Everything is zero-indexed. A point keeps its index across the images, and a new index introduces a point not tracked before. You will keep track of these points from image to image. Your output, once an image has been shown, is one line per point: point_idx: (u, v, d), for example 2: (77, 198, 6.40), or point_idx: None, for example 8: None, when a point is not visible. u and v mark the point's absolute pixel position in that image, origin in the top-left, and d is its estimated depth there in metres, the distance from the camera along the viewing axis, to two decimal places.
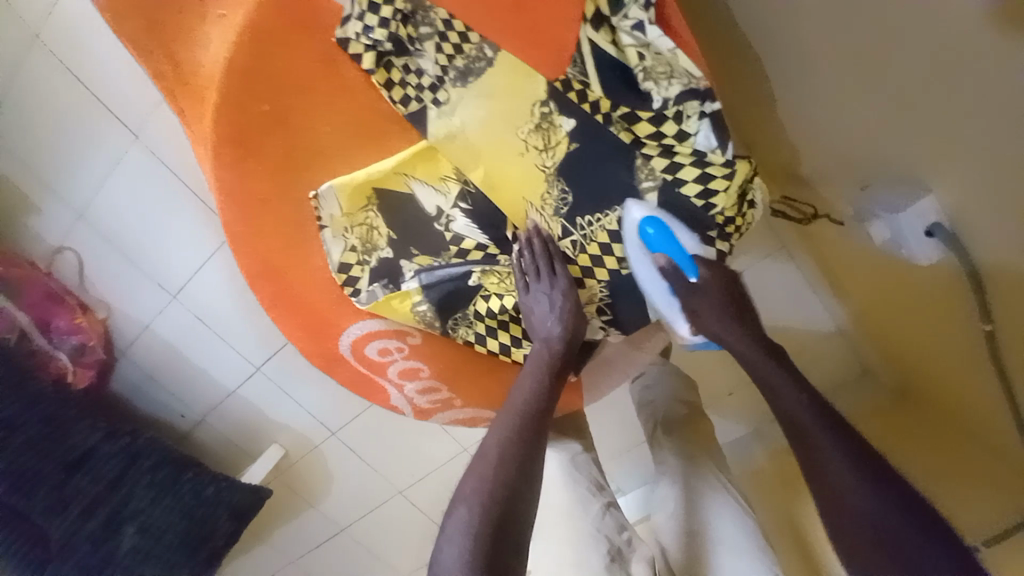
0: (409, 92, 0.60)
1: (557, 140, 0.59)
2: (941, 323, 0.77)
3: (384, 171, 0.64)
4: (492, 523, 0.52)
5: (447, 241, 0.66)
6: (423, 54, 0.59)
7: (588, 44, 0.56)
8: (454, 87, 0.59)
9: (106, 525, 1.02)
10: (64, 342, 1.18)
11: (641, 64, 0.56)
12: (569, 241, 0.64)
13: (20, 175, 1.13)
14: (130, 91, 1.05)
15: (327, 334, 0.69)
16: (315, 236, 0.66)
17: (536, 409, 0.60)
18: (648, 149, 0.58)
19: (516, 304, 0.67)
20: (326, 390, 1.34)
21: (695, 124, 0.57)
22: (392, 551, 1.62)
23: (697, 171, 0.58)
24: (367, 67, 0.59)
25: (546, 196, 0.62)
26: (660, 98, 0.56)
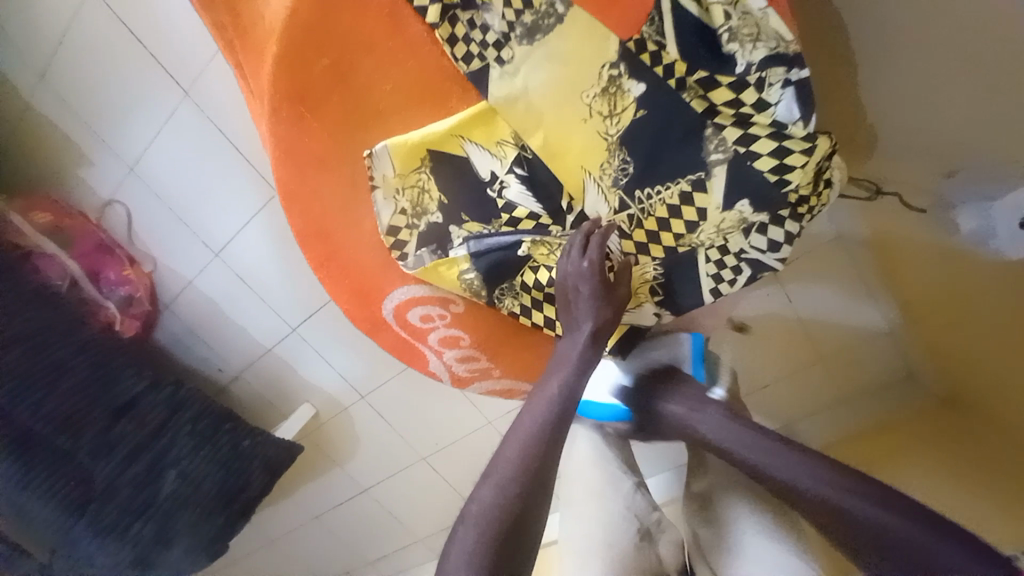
0: (472, 49, 0.57)
1: (622, 107, 0.57)
2: (1016, 322, 0.71)
3: (441, 133, 0.61)
4: (500, 533, 0.50)
5: (499, 208, 0.64)
6: (489, 8, 0.56)
7: (670, 0, 0.52)
8: (520, 45, 0.56)
9: (149, 469, 1.07)
10: (113, 293, 1.26)
11: (726, 24, 0.51)
12: (625, 215, 0.61)
13: (78, 129, 1.18)
14: (183, 45, 1.04)
15: (372, 299, 0.70)
16: (368, 197, 0.65)
17: (555, 414, 0.59)
18: (722, 118, 0.55)
19: None
20: (359, 355, 1.36)
21: (777, 94, 0.52)
22: (411, 516, 1.67)
23: (773, 144, 0.54)
24: (431, 21, 0.57)
25: (603, 164, 0.60)
26: (744, 62, 0.52)
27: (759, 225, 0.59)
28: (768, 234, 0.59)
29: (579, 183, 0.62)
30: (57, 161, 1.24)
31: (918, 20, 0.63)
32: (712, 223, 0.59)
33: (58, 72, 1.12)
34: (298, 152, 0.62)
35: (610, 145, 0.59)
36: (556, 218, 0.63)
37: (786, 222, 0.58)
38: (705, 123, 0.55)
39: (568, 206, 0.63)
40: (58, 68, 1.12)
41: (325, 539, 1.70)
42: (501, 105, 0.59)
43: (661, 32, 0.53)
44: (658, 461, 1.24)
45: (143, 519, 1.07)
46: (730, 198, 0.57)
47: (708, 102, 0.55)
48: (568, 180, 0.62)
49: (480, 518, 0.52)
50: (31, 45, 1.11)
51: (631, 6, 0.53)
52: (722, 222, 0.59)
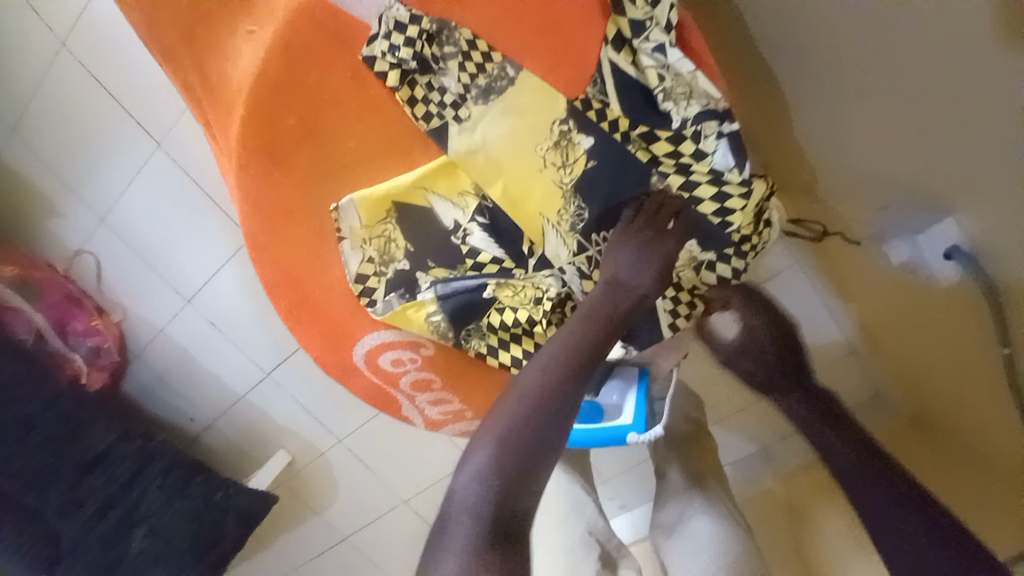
0: (432, 109, 0.61)
1: (574, 158, 0.60)
2: (953, 337, 0.76)
3: (404, 185, 0.64)
4: (516, 456, 0.47)
5: (463, 253, 0.66)
6: (446, 72, 0.60)
7: (609, 65, 0.57)
8: (476, 104, 0.60)
9: (118, 526, 1.03)
10: (81, 344, 1.24)
11: (660, 85, 0.56)
12: (585, 257, 0.64)
13: (51, 183, 1.20)
14: (158, 100, 1.07)
15: (344, 345, 0.71)
16: (335, 247, 0.67)
17: (588, 342, 0.54)
18: (665, 167, 0.59)
19: (530, 317, 0.66)
20: (336, 398, 1.34)
21: (713, 144, 0.56)
22: (394, 565, 1.60)
23: (713, 190, 0.58)
24: (391, 85, 0.60)
25: (559, 211, 0.63)
26: (679, 117, 0.56)
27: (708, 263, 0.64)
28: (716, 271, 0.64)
29: (538, 231, 0.64)
30: (27, 212, 1.25)
31: (839, 72, 0.70)
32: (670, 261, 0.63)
33: (33, 130, 1.15)
34: (267, 204, 0.65)
35: (566, 193, 0.62)
36: (521, 262, 0.66)
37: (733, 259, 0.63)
38: (650, 172, 0.59)
39: (530, 249, 0.65)
40: (33, 125, 1.15)
41: None
42: (462, 158, 0.62)
43: (604, 92, 0.58)
44: (637, 492, 1.24)
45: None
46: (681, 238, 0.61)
47: (649, 151, 0.59)
48: (529, 228, 0.64)
49: (497, 437, 0.48)
50: (6, 99, 1.14)
51: (577, 68, 0.57)
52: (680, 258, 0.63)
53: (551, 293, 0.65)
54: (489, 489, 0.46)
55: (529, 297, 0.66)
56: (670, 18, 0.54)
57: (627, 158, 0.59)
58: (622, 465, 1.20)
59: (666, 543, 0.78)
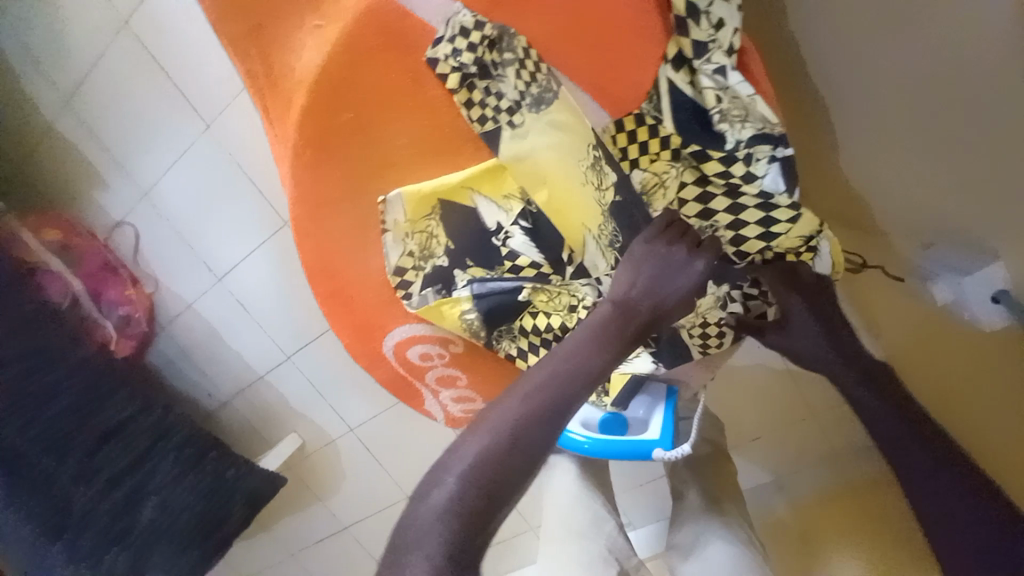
0: (487, 112, 0.62)
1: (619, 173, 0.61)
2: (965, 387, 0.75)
3: (452, 184, 0.65)
4: (498, 466, 0.47)
5: (503, 256, 0.67)
6: (504, 79, 0.61)
7: (667, 83, 0.58)
8: (529, 112, 0.62)
9: (129, 497, 1.06)
10: (113, 312, 1.28)
11: (717, 106, 0.56)
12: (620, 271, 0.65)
13: (100, 155, 1.25)
14: (208, 84, 1.11)
15: (373, 335, 0.73)
16: (377, 238, 0.69)
17: (585, 363, 0.54)
18: (714, 187, 0.59)
19: (562, 324, 0.67)
20: (353, 389, 1.36)
21: (764, 167, 0.57)
22: None
23: (760, 214, 0.59)
24: (450, 87, 0.62)
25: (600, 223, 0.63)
26: (731, 140, 0.57)
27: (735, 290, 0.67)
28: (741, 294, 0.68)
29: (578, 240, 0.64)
30: (72, 181, 1.30)
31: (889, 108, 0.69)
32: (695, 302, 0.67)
33: (88, 104, 1.20)
34: (315, 193, 0.66)
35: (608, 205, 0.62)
36: (559, 269, 0.66)
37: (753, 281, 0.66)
38: (690, 196, 0.61)
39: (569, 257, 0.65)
40: (89, 100, 1.20)
41: None
42: (511, 162, 0.63)
43: (658, 110, 0.59)
44: (646, 509, 1.23)
45: (116, 548, 1.04)
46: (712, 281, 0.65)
47: (693, 175, 0.60)
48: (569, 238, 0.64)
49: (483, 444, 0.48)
50: (61, 70, 1.19)
51: (626, 91, 0.60)
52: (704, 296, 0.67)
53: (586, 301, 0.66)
54: (469, 495, 0.45)
55: (564, 305, 0.68)
56: (733, 41, 0.54)
57: (665, 179, 0.61)
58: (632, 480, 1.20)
59: (681, 565, 0.77)
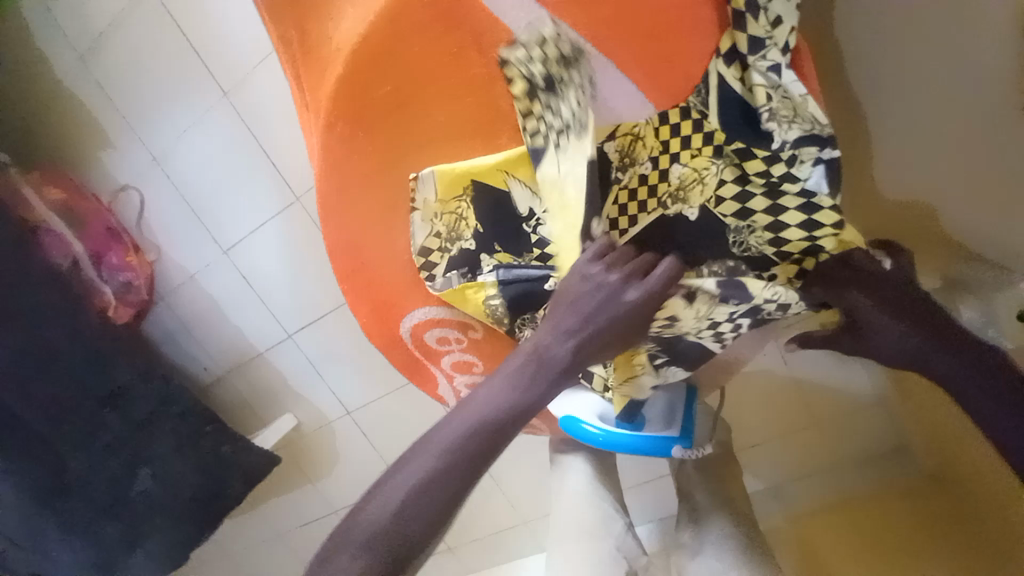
0: (539, 127, 0.59)
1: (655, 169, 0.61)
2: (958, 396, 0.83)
3: (486, 166, 0.63)
4: (414, 507, 0.55)
5: (531, 243, 0.65)
6: (564, 97, 0.58)
7: (717, 77, 0.57)
8: (571, 138, 0.58)
9: (126, 464, 1.06)
10: (112, 278, 1.25)
11: (768, 104, 0.55)
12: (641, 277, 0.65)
13: (110, 116, 1.23)
14: (229, 50, 1.08)
15: (391, 317, 0.73)
16: (405, 216, 0.68)
17: (502, 409, 0.58)
18: (754, 186, 0.59)
19: None
20: (354, 373, 1.34)
21: (808, 170, 0.57)
22: None
23: (802, 216, 0.59)
24: (514, 93, 0.60)
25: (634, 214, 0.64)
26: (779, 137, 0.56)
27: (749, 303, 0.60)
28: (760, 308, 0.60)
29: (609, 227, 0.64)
30: (79, 140, 1.27)
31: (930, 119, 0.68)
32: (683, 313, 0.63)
33: (102, 64, 1.18)
34: (345, 166, 0.66)
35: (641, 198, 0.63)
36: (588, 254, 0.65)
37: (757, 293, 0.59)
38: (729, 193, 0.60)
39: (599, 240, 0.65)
40: (104, 59, 1.17)
41: (284, 563, 1.61)
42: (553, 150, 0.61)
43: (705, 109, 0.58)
44: (643, 510, 1.23)
45: (110, 516, 1.05)
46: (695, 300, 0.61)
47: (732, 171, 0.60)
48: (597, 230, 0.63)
49: (404, 487, 0.55)
50: (78, 27, 1.17)
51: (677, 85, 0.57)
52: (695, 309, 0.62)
53: None
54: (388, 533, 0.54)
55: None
56: (788, 40, 0.54)
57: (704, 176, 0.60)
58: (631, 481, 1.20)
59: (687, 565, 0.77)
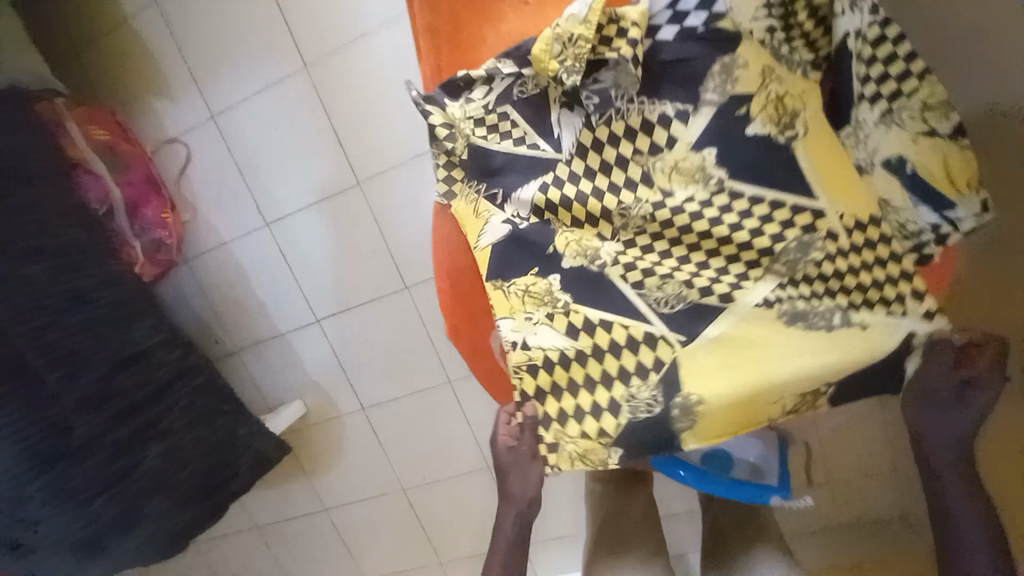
0: (630, 409, 0.59)
1: (796, 210, 0.58)
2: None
3: (636, 189, 0.62)
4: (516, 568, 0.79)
5: (688, 299, 0.58)
6: (639, 402, 0.59)
7: (792, 256, 0.57)
8: (656, 392, 0.58)
9: (136, 434, 0.97)
10: (144, 233, 1.20)
11: (714, 175, 0.60)
12: (659, 377, 0.58)
13: (174, 63, 1.17)
14: (322, 25, 1.06)
15: (484, 323, 0.74)
16: (524, 170, 0.66)
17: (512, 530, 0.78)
18: (721, 290, 0.58)
19: (670, 360, 0.58)
20: (378, 368, 1.28)
21: (654, 315, 0.59)
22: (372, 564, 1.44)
23: (589, 215, 0.64)
24: (625, 389, 0.59)
25: (809, 324, 0.56)
26: (948, 129, 0.57)
27: (571, 397, 0.60)
28: (586, 318, 0.60)
29: (621, 129, 0.63)
30: (133, 83, 1.21)
31: None
32: (526, 322, 0.62)
33: (178, 10, 1.13)
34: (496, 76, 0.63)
35: (817, 279, 0.57)
36: (601, 166, 0.64)
37: (522, 313, 0.63)
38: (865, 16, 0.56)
39: (738, 245, 0.59)
40: (182, 6, 1.13)
41: (257, 559, 1.52)
42: (838, 148, 0.59)
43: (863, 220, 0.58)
44: (680, 543, 1.22)
45: (110, 492, 0.93)
46: (547, 269, 0.63)
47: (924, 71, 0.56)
48: (753, 389, 0.57)
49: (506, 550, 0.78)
50: None
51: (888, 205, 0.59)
52: (537, 319, 0.62)
53: (647, 380, 0.58)
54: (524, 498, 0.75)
55: (652, 119, 0.62)
56: (693, 167, 0.60)
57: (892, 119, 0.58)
58: (667, 509, 1.20)
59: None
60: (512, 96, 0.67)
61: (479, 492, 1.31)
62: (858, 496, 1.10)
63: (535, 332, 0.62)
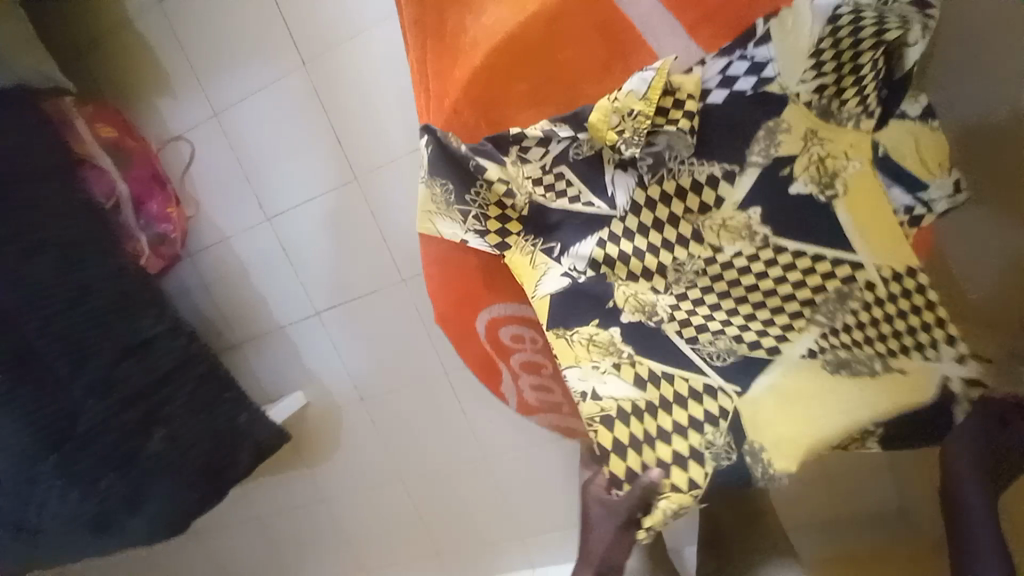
0: (706, 465, 0.56)
1: (836, 263, 0.61)
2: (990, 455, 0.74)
3: (690, 245, 0.64)
4: None
5: (738, 350, 0.61)
6: (712, 453, 0.57)
7: (833, 309, 0.60)
8: (722, 438, 0.57)
9: (141, 419, 1.01)
10: (150, 227, 1.24)
11: (760, 231, 0.62)
12: (725, 424, 0.58)
13: (178, 64, 1.21)
14: (319, 24, 1.09)
15: (474, 310, 0.75)
16: (575, 219, 0.67)
17: None
18: (768, 340, 0.60)
19: (733, 408, 0.58)
20: (375, 359, 1.30)
21: (711, 366, 0.60)
22: (371, 553, 1.46)
23: (644, 270, 0.65)
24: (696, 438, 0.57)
25: (853, 371, 0.58)
26: (917, 111, 0.62)
27: (649, 449, 0.57)
28: (651, 369, 0.61)
29: (672, 188, 0.64)
30: (140, 83, 1.25)
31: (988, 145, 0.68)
32: (591, 372, 0.62)
33: (182, 12, 1.17)
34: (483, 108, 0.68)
35: (858, 331, 0.59)
36: (653, 225, 0.65)
37: (586, 363, 0.62)
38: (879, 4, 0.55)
39: (779, 296, 0.62)
40: (185, 9, 1.17)
41: (259, 549, 1.55)
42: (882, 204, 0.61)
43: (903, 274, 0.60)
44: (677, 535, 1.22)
45: (116, 473, 0.98)
46: (608, 321, 0.64)
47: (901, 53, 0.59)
48: (817, 436, 0.56)
49: None
50: None
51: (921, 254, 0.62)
52: (603, 369, 0.62)
53: (718, 432, 0.57)
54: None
55: (702, 180, 0.64)
56: (738, 221, 0.63)
57: (868, 103, 0.60)
58: None
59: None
60: (567, 156, 0.66)
61: (475, 483, 1.33)
62: (852, 488, 1.10)
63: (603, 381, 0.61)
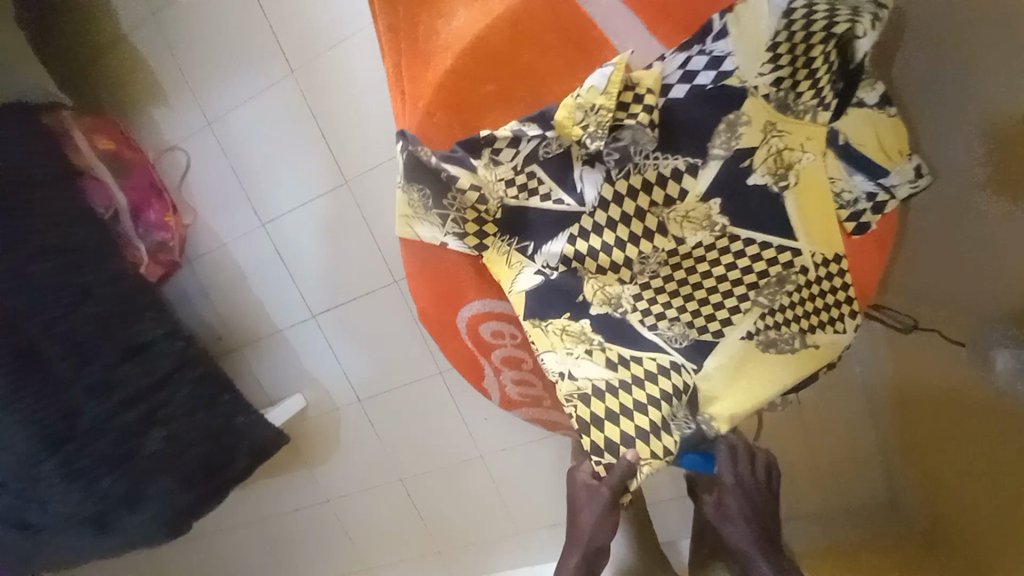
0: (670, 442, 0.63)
1: (782, 250, 0.64)
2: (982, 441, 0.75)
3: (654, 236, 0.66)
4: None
5: (690, 334, 0.67)
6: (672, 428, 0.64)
7: (781, 294, 0.65)
8: (680, 414, 0.65)
9: (140, 420, 1.04)
10: (148, 236, 1.28)
11: (720, 220, 0.65)
12: (683, 400, 0.65)
13: (173, 76, 1.25)
14: (308, 34, 1.12)
15: (454, 305, 0.77)
16: (541, 212, 0.69)
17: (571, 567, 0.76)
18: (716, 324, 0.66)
19: (690, 386, 0.65)
20: (370, 359, 1.32)
21: (668, 351, 0.66)
22: (369, 551, 1.48)
23: (610, 262, 0.67)
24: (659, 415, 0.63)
25: (778, 349, 0.66)
26: (873, 99, 0.64)
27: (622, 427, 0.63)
28: (620, 354, 0.66)
29: (638, 182, 0.65)
30: (137, 95, 1.29)
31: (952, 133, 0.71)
32: (567, 358, 0.67)
33: (176, 26, 1.20)
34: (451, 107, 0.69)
35: (793, 313, 0.66)
36: (621, 219, 0.66)
37: (561, 349, 0.67)
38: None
39: (727, 283, 0.66)
40: (179, 22, 1.20)
41: (262, 548, 1.58)
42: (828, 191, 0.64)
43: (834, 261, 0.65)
44: (670, 529, 1.22)
45: (118, 472, 1.01)
46: (577, 313, 0.69)
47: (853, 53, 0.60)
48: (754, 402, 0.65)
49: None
50: None
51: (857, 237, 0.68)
52: (579, 356, 0.67)
53: (678, 409, 0.64)
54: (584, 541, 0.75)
55: (667, 173, 0.65)
56: (698, 212, 0.65)
57: (823, 95, 0.62)
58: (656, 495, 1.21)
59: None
60: (537, 156, 0.67)
61: (468, 481, 1.35)
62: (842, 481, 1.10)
63: (580, 366, 0.66)
